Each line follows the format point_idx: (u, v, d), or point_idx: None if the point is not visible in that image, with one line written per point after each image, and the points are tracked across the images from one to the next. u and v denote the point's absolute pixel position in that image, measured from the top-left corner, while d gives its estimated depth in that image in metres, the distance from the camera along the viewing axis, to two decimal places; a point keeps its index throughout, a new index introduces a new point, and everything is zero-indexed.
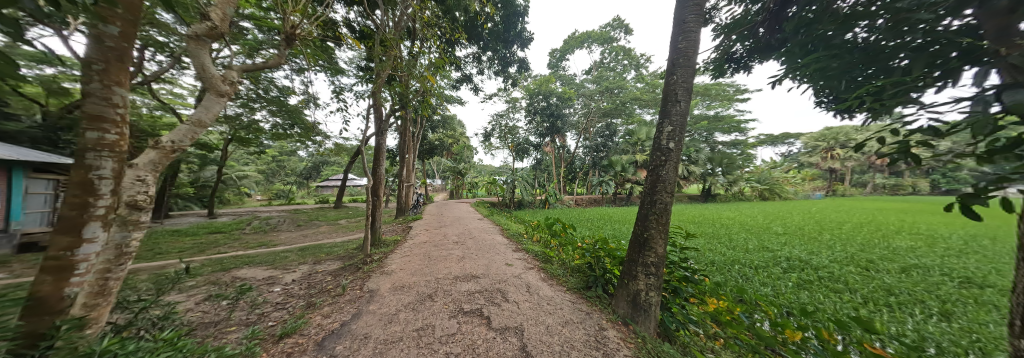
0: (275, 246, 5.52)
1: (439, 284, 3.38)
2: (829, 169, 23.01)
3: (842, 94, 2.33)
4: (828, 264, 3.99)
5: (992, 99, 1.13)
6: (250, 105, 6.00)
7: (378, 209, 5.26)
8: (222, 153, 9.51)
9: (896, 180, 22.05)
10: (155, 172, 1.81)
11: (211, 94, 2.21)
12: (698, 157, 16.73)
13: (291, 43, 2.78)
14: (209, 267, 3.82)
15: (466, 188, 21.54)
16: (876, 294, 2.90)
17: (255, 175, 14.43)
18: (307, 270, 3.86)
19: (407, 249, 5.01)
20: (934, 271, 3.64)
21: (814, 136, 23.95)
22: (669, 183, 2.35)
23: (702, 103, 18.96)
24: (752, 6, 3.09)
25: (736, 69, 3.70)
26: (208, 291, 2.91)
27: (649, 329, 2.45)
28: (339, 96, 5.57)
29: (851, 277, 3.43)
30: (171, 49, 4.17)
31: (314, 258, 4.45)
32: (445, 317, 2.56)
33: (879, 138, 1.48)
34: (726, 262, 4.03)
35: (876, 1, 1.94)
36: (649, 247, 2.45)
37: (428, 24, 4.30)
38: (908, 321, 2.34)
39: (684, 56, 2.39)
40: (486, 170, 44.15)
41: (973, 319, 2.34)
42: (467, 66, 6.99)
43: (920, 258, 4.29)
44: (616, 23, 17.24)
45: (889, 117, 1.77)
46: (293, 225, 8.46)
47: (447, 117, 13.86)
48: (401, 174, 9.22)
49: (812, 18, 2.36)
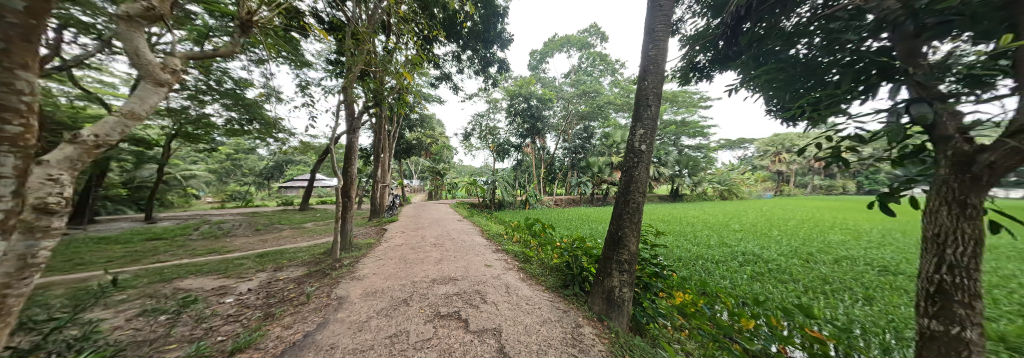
0: (228, 253, 5.02)
1: (416, 288, 3.28)
2: (778, 171, 25.58)
3: (787, 104, 2.58)
4: (777, 257, 4.42)
5: (902, 111, 1.34)
6: (199, 98, 5.38)
7: (349, 210, 4.98)
8: (165, 150, 8.46)
9: (830, 181, 25.20)
10: (73, 170, 1.58)
11: (147, 83, 1.98)
12: (667, 159, 17.77)
13: (248, 31, 2.57)
14: (145, 278, 3.38)
15: (446, 188, 21.10)
16: (815, 283, 3.26)
17: (206, 175, 13.02)
18: (266, 278, 3.55)
19: (381, 253, 4.79)
20: (859, 261, 4.16)
21: (765, 141, 26.50)
22: (641, 183, 2.47)
23: (671, 109, 20.21)
24: (713, 19, 3.33)
25: (699, 78, 3.95)
26: (144, 306, 2.58)
27: (622, 324, 2.55)
28: (304, 90, 5.20)
29: (795, 268, 3.82)
30: (99, 32, 3.66)
31: (275, 265, 4.11)
32: (420, 322, 2.48)
33: (818, 144, 1.68)
34: (691, 257, 4.31)
35: (815, 21, 2.18)
36: (623, 245, 2.55)
37: (404, 20, 4.14)
38: (840, 306, 2.64)
39: (654, 63, 2.52)
40: (466, 171, 43.70)
41: (889, 302, 2.69)
42: (446, 64, 6.84)
43: (850, 250, 4.88)
44: (593, 29, 17.85)
45: (824, 125, 2.00)
46: (251, 229, 7.76)
47: (425, 115, 13.45)
48: (376, 174, 8.84)
49: (763, 34, 2.60)
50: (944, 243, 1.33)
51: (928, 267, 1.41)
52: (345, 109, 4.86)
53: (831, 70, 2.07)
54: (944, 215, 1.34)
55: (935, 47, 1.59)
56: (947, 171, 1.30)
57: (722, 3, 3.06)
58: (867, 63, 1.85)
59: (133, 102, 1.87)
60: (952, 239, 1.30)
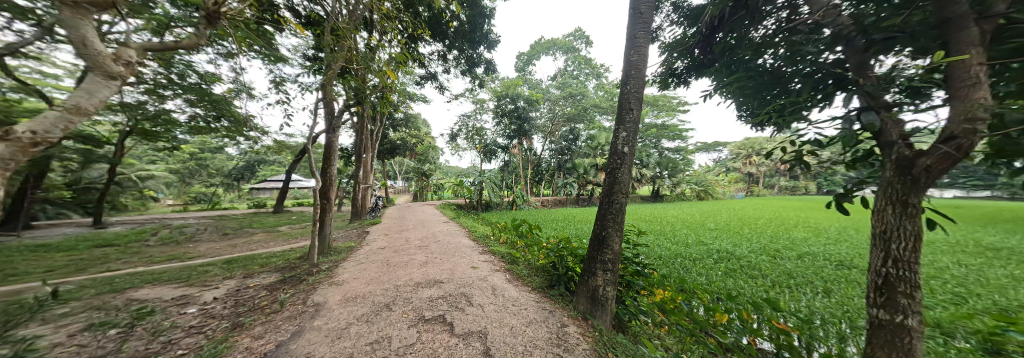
0: (191, 259, 4.68)
1: (399, 292, 3.20)
2: (749, 173, 27.22)
3: (756, 110, 2.74)
4: (748, 254, 4.69)
5: (854, 119, 1.48)
6: (158, 93, 4.93)
7: (328, 213, 4.79)
8: (118, 148, 7.75)
9: (794, 182, 27.16)
10: (4, 171, 1.42)
11: (96, 75, 1.81)
12: (649, 161, 18.42)
13: (215, 23, 2.40)
14: (91, 289, 3.07)
15: (432, 190, 20.72)
16: (781, 278, 3.48)
17: (165, 176, 11.99)
18: (234, 286, 3.34)
19: (363, 257, 4.64)
20: (819, 257, 4.49)
21: (738, 145, 28.08)
22: (624, 184, 2.55)
23: (652, 113, 20.98)
24: (689, 28, 3.47)
25: (678, 84, 4.10)
26: (90, 319, 2.34)
27: (606, 322, 2.60)
28: (279, 86, 4.92)
29: (764, 264, 4.08)
30: (37, 17, 3.29)
31: (245, 272, 3.87)
32: (404, 327, 2.42)
33: (782, 147, 1.83)
34: (671, 256, 4.48)
35: (779, 34, 2.35)
36: (607, 244, 2.60)
37: (388, 17, 4.04)
38: (802, 298, 2.84)
39: (635, 68, 2.61)
40: (453, 171, 43.28)
41: (845, 294, 2.92)
42: (431, 63, 6.74)
43: (812, 247, 5.27)
44: (579, 33, 18.27)
45: (789, 129, 2.16)
46: (217, 234, 7.26)
47: (409, 115, 13.13)
48: (358, 175, 8.55)
49: (734, 43, 2.76)
50: (890, 240, 1.46)
51: (876, 261, 1.55)
52: (324, 107, 4.67)
53: (793, 79, 2.24)
54: (888, 214, 1.47)
55: (881, 61, 1.75)
56: (892, 174, 1.46)
57: (697, 13, 3.21)
58: (824, 74, 2.02)
59: (80, 96, 1.71)
60: (896, 235, 1.42)
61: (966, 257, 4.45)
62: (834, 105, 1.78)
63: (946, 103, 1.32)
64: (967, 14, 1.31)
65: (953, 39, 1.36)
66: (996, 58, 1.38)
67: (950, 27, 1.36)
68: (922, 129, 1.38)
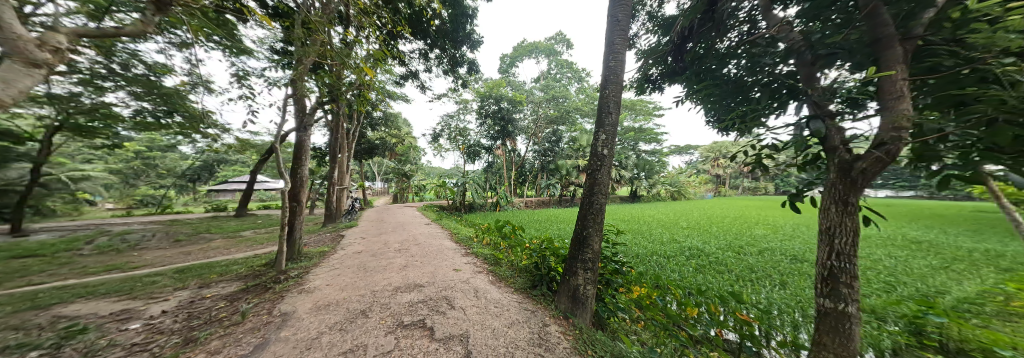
0: (134, 269, 4.20)
1: (376, 297, 3.08)
2: (717, 174, 29.20)
3: (722, 116, 2.93)
4: (716, 250, 5.00)
5: (804, 126, 1.62)
6: (95, 85, 4.19)
7: (298, 216, 4.50)
8: (45, 146, 6.79)
9: (756, 183, 29.55)
10: None
11: (14, 62, 1.58)
12: (628, 162, 19.14)
13: (166, 9, 2.19)
14: (8, 306, 2.68)
15: (413, 191, 20.21)
16: (744, 272, 3.75)
17: (105, 177, 10.68)
18: (187, 297, 3.04)
19: (337, 262, 4.41)
20: (777, 252, 4.89)
21: (708, 148, 29.91)
22: (604, 185, 2.62)
23: (631, 117, 21.82)
24: (662, 37, 3.64)
25: (653, 89, 4.28)
26: (4, 341, 2.03)
27: (585, 320, 2.66)
28: (242, 80, 4.56)
29: (730, 259, 4.36)
30: None
31: (200, 281, 3.54)
32: (381, 334, 2.33)
33: (744, 151, 1.97)
34: (647, 254, 4.67)
35: (741, 46, 2.54)
36: (588, 244, 2.66)
37: (365, 12, 3.89)
38: (763, 290, 3.07)
39: (614, 73, 2.69)
40: (435, 172, 42.52)
41: (798, 286, 3.20)
42: (412, 62, 6.58)
43: (771, 242, 5.72)
44: (560, 37, 18.66)
45: (750, 134, 2.32)
46: (168, 241, 6.57)
47: (389, 114, 12.71)
48: (332, 176, 8.15)
49: (703, 53, 2.94)
50: (833, 235, 1.62)
51: (822, 255, 1.71)
52: (294, 103, 4.40)
53: (754, 88, 2.42)
54: (832, 212, 1.63)
55: (826, 74, 1.93)
56: (835, 176, 1.62)
57: (670, 23, 3.38)
58: (779, 84, 2.20)
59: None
60: (837, 231, 1.59)
61: (896, 249, 5.04)
62: (793, 112, 1.92)
63: (879, 113, 1.48)
64: (894, 34, 1.48)
65: (883, 56, 1.54)
66: (917, 75, 1.58)
67: (881, 46, 1.53)
68: (859, 136, 1.55)
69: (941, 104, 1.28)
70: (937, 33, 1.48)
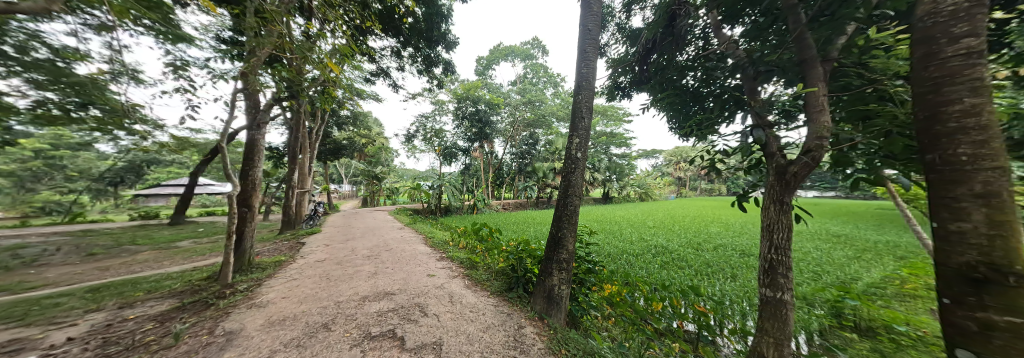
0: (29, 291, 3.49)
1: (340, 309, 2.87)
2: (680, 177, 31.52)
3: (682, 123, 3.17)
4: (678, 247, 5.38)
5: (749, 134, 1.81)
6: None
7: (249, 223, 4.08)
8: None
9: (713, 184, 32.42)
10: None
11: None
12: (601, 165, 19.97)
13: None
14: None
15: (385, 194, 19.25)
16: (701, 267, 4.07)
17: None
18: (104, 320, 2.61)
19: (295, 272, 4.05)
20: (729, 247, 5.38)
21: (672, 152, 32.20)
22: (577, 187, 2.70)
23: (603, 122, 22.83)
24: (629, 47, 3.86)
25: (622, 96, 4.49)
26: None
27: (559, 319, 2.70)
28: (179, 71, 4.02)
29: (690, 256, 4.70)
30: None
31: (121, 301, 3.05)
32: (344, 348, 2.17)
33: (700, 156, 2.14)
34: (618, 253, 4.89)
35: (697, 59, 2.77)
36: (563, 245, 2.72)
37: (331, 5, 3.67)
38: (717, 283, 3.35)
39: (586, 80, 2.79)
40: (409, 175, 41.01)
41: (745, 277, 3.56)
42: (382, 59, 6.30)
43: (724, 239, 6.30)
44: (536, 42, 19.05)
45: (706, 140, 2.54)
46: (79, 255, 5.56)
47: (358, 113, 11.99)
48: (292, 178, 7.50)
49: (664, 64, 3.17)
50: (773, 230, 1.81)
51: (763, 249, 1.90)
52: (247, 99, 4.00)
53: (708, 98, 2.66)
54: (771, 210, 1.82)
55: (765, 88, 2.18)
56: (773, 178, 1.82)
57: (636, 35, 3.60)
58: (728, 96, 2.45)
59: None
60: (774, 227, 1.80)
61: (822, 242, 5.81)
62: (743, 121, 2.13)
63: (805, 124, 1.70)
64: (815, 57, 1.72)
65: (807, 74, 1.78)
66: (832, 91, 1.85)
67: (805, 66, 1.78)
68: (791, 144, 1.76)
69: (852, 117, 1.50)
70: (847, 57, 1.73)
